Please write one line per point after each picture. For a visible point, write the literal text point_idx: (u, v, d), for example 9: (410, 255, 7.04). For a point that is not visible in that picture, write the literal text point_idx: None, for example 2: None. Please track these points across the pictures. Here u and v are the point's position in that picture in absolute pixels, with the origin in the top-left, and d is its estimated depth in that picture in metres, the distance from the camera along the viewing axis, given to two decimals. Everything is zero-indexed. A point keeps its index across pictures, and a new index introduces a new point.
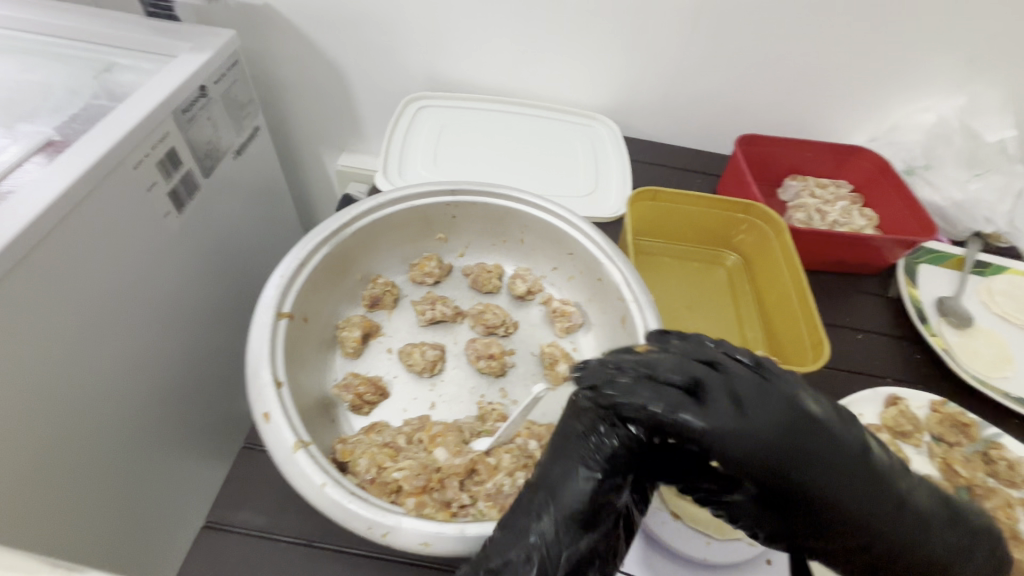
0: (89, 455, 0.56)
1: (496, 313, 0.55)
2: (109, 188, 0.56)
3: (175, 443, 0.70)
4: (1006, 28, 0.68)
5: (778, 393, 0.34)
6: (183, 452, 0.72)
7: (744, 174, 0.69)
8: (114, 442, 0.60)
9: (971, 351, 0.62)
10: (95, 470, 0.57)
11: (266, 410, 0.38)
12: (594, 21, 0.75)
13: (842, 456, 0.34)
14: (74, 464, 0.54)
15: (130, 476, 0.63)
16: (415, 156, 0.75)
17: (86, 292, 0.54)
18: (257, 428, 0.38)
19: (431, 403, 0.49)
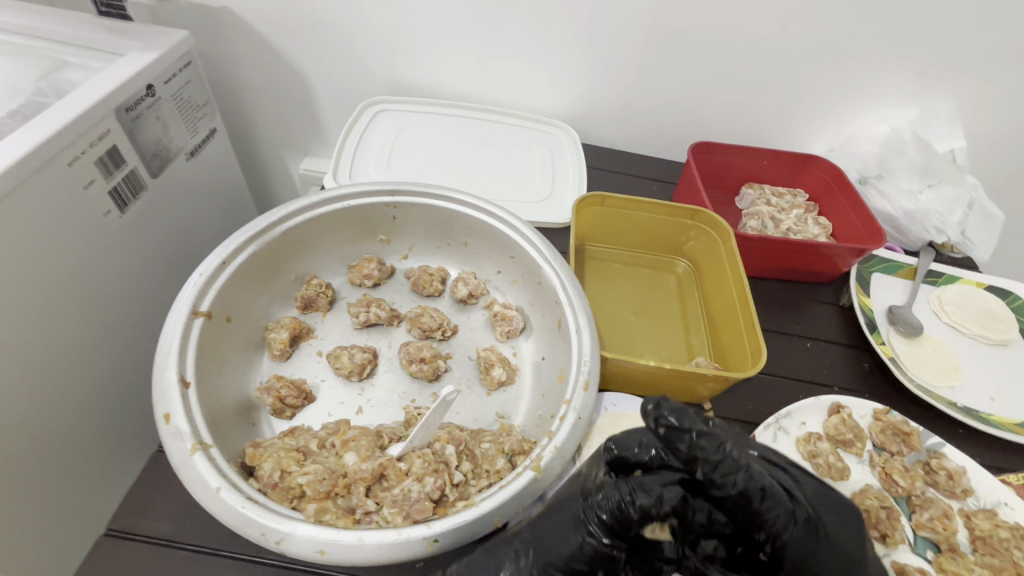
0: (13, 459, 0.54)
1: (434, 317, 0.53)
2: (40, 185, 0.54)
3: (111, 451, 0.68)
4: (953, 41, 0.69)
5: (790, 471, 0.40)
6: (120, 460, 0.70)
7: (696, 182, 0.69)
8: (40, 447, 0.57)
9: (919, 360, 0.61)
10: (16, 476, 0.55)
11: (167, 411, 0.37)
12: (550, 28, 0.76)
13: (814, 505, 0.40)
14: None
15: (61, 483, 0.61)
16: (369, 158, 0.74)
17: (10, 290, 0.52)
18: (155, 429, 0.36)
19: (358, 407, 0.47)
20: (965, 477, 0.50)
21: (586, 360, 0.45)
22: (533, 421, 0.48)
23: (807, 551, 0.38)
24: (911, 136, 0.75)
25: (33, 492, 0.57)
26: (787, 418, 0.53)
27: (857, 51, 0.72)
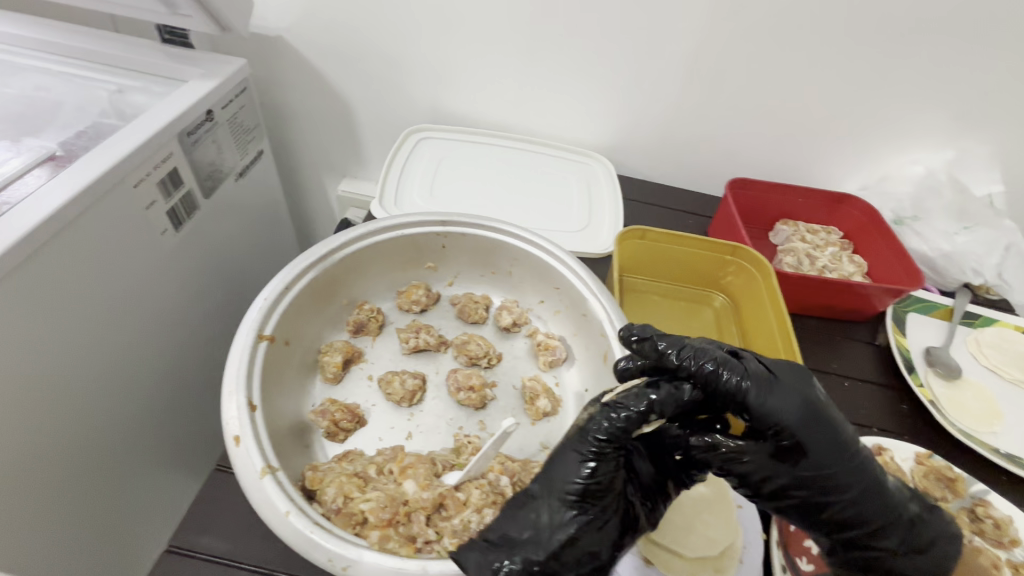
0: (63, 468, 0.56)
1: (480, 345, 0.54)
2: (108, 205, 0.57)
3: (150, 461, 0.69)
4: (993, 86, 0.70)
5: (789, 383, 0.38)
6: (157, 471, 0.71)
7: (734, 220, 0.71)
8: (88, 456, 0.59)
9: (959, 403, 0.61)
10: (66, 484, 0.57)
11: (237, 433, 0.38)
12: (593, 64, 0.78)
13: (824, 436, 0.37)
14: (42, 478, 0.53)
15: (107, 492, 0.63)
16: (412, 186, 0.77)
17: (74, 305, 0.54)
18: (226, 451, 0.38)
19: (407, 433, 0.48)
20: (1013, 527, 0.49)
21: None
22: None
23: (818, 433, 0.36)
24: (947, 178, 0.76)
25: (82, 500, 0.59)
26: None
27: (895, 94, 0.73)
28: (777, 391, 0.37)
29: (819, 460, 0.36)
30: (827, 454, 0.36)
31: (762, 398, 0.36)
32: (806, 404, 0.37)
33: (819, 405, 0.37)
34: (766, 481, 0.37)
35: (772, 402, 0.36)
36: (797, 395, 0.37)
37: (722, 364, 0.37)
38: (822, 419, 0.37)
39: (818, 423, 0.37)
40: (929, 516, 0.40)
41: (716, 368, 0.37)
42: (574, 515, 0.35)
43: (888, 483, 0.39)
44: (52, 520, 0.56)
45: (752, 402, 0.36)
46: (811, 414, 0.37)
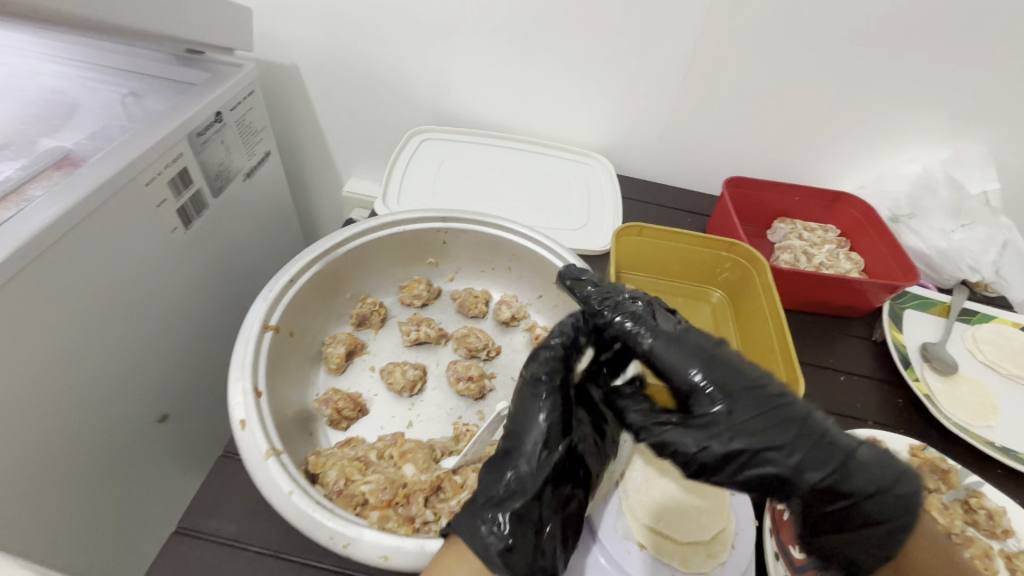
0: (74, 457, 0.58)
1: (480, 337, 0.56)
2: (120, 203, 0.59)
3: (158, 453, 0.71)
4: (987, 86, 0.71)
5: (693, 337, 0.40)
6: (165, 462, 0.73)
7: (730, 217, 0.72)
8: (98, 446, 0.61)
9: (955, 398, 0.61)
10: (76, 472, 0.58)
11: (243, 418, 0.40)
12: (591, 66, 0.80)
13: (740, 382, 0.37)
14: (55, 467, 0.55)
15: (117, 482, 0.64)
16: (415, 185, 0.78)
17: (86, 299, 0.56)
18: (232, 434, 0.39)
19: (409, 421, 0.50)
20: (1007, 517, 0.50)
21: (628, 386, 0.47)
22: None
23: (727, 378, 0.37)
24: (943, 176, 0.77)
25: (93, 489, 0.61)
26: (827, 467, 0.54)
27: (892, 93, 0.74)
28: (675, 335, 0.40)
29: (730, 401, 0.36)
30: (739, 400, 0.36)
31: (666, 349, 0.39)
32: (709, 353, 0.38)
33: (722, 354, 0.38)
34: (698, 451, 0.36)
35: (675, 352, 0.39)
36: (703, 346, 0.39)
37: (631, 314, 0.42)
38: (728, 365, 0.38)
39: (733, 368, 0.37)
40: (886, 475, 0.35)
41: (622, 317, 0.43)
42: (549, 462, 0.39)
43: (833, 432, 0.35)
44: (63, 507, 0.57)
45: (649, 343, 0.40)
46: (712, 358, 0.38)
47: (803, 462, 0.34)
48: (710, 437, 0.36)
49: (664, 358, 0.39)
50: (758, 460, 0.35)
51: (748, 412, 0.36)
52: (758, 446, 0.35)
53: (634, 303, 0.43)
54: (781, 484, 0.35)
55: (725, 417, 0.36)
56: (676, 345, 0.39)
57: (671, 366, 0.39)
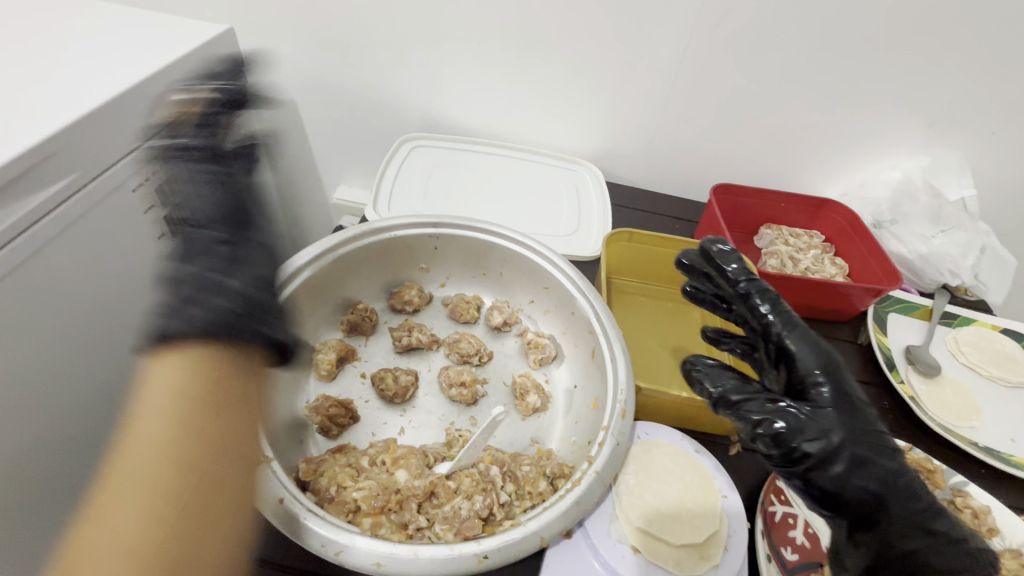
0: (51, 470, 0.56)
1: (471, 342, 0.56)
2: (106, 209, 0.58)
3: None
4: (961, 96, 0.73)
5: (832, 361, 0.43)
6: None
7: (718, 223, 0.73)
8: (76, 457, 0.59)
9: (938, 399, 0.63)
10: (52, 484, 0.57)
11: None
12: (579, 75, 0.81)
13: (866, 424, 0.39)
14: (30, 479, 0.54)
15: None
16: (405, 192, 0.79)
17: (67, 308, 0.55)
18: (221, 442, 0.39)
19: (401, 428, 0.49)
20: (991, 516, 0.51)
21: (621, 389, 0.46)
22: (568, 447, 0.49)
23: (861, 415, 0.39)
24: (921, 182, 0.78)
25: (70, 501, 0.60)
26: None
27: (872, 102, 0.76)
28: (808, 337, 0.44)
29: (844, 409, 0.39)
30: (848, 411, 0.39)
31: (812, 359, 0.42)
32: (832, 361, 0.42)
33: (840, 367, 0.42)
34: (807, 441, 0.37)
35: (818, 361, 0.42)
36: (830, 356, 0.43)
37: (770, 303, 0.46)
38: (863, 407, 0.40)
39: (863, 406, 0.40)
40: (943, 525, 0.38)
41: (764, 303, 0.46)
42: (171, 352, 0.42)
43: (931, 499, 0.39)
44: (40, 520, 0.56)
45: (787, 336, 0.44)
46: (837, 370, 0.42)
47: (884, 484, 0.37)
48: (828, 433, 0.37)
49: (816, 364, 0.42)
50: (849, 467, 0.37)
51: (857, 424, 0.39)
52: (857, 456, 0.37)
53: (772, 297, 0.47)
54: (863, 499, 0.37)
55: (842, 437, 0.38)
56: (822, 358, 0.42)
57: (815, 374, 0.41)
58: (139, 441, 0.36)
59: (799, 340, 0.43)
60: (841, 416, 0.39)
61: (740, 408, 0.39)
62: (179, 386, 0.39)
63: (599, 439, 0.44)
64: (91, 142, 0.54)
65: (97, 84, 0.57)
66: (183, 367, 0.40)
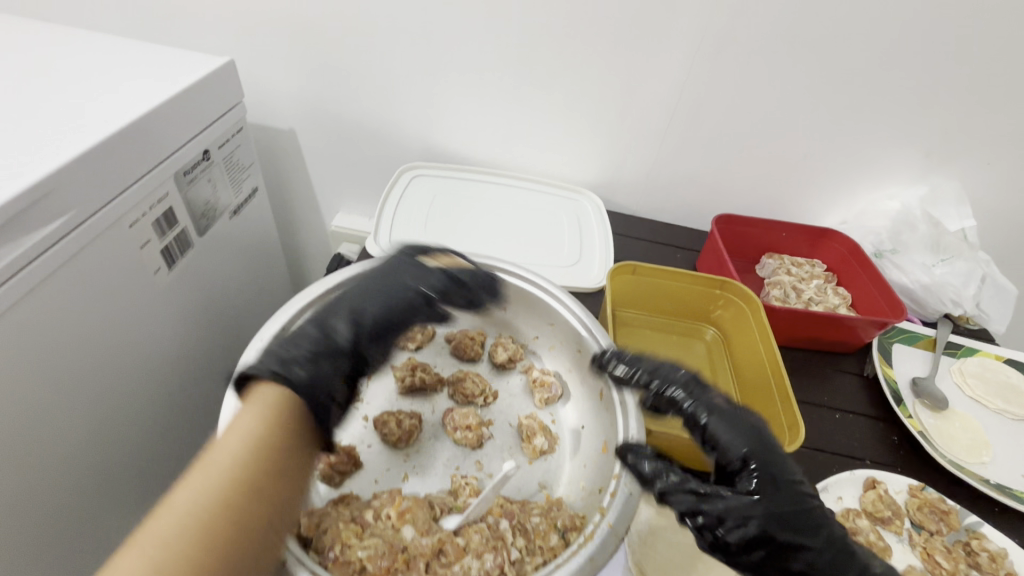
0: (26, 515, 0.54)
1: (476, 382, 0.54)
2: (101, 246, 0.57)
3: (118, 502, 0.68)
4: (956, 127, 0.74)
5: (752, 432, 0.43)
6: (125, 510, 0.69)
7: (721, 253, 0.73)
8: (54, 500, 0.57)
9: (948, 434, 0.62)
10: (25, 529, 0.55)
11: None
12: (579, 104, 0.81)
13: (789, 503, 0.40)
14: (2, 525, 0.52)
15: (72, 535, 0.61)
16: (406, 222, 0.78)
17: (56, 348, 0.54)
18: None
19: (404, 474, 0.48)
20: (1008, 559, 0.50)
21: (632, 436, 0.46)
22: (578, 492, 0.48)
23: (784, 491, 0.40)
24: (920, 212, 0.79)
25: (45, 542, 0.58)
26: (823, 492, 0.54)
27: (869, 133, 0.77)
28: (729, 413, 0.43)
29: (758, 487, 0.40)
30: (766, 487, 0.40)
31: (736, 442, 0.42)
32: (755, 434, 0.43)
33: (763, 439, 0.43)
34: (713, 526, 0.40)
35: (747, 443, 0.42)
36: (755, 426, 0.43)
37: (683, 387, 0.45)
38: (785, 481, 0.41)
39: (787, 477, 0.41)
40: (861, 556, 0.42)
41: (673, 388, 0.45)
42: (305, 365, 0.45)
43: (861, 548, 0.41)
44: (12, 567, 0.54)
45: (707, 421, 0.43)
46: (762, 443, 0.42)
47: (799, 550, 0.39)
48: (747, 521, 0.39)
49: (742, 448, 0.42)
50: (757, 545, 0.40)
51: (774, 500, 0.40)
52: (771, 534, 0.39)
53: (693, 384, 0.45)
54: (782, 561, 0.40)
55: (757, 522, 0.39)
56: (748, 435, 0.42)
57: (736, 454, 0.42)
58: (215, 472, 0.37)
59: (721, 423, 0.43)
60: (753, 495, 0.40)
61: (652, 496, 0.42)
62: (272, 441, 0.40)
63: (610, 488, 0.43)
64: (89, 179, 0.53)
65: (97, 120, 0.56)
66: (277, 408, 0.41)
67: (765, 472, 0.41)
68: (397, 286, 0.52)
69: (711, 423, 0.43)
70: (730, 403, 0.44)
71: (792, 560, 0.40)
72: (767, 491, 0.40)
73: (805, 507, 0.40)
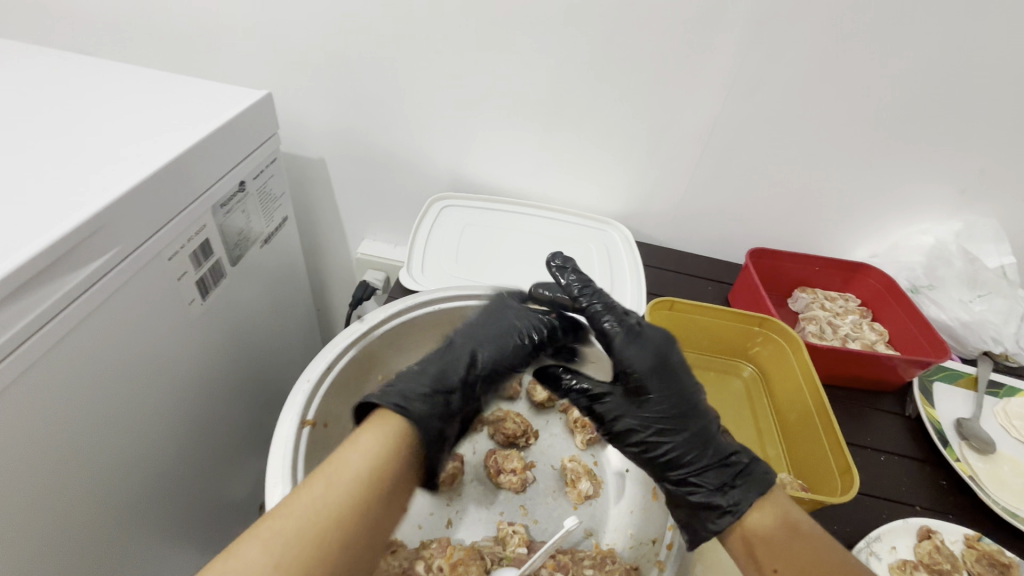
0: (56, 552, 0.53)
1: (517, 422, 0.55)
2: (142, 280, 0.57)
3: (148, 536, 0.67)
4: (992, 163, 0.74)
5: (653, 349, 0.47)
6: (156, 545, 0.68)
7: (756, 288, 0.72)
8: (86, 537, 0.56)
9: (997, 478, 0.60)
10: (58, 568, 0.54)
11: None
12: (609, 139, 0.82)
13: (668, 406, 0.47)
14: (35, 562, 0.51)
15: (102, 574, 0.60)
16: (438, 254, 0.78)
17: (94, 384, 0.53)
18: None
19: (448, 519, 0.50)
20: None
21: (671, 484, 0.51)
22: (625, 541, 0.50)
23: (659, 394, 0.47)
24: (956, 248, 0.79)
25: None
26: (877, 541, 0.52)
27: (902, 168, 0.77)
28: (643, 334, 0.47)
29: (654, 396, 0.47)
30: (664, 400, 0.47)
31: (627, 358, 0.46)
32: (664, 354, 0.47)
33: (672, 360, 0.47)
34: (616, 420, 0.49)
35: (635, 358, 0.46)
36: (652, 346, 0.47)
37: (609, 310, 0.49)
38: (669, 379, 0.47)
39: (668, 385, 0.47)
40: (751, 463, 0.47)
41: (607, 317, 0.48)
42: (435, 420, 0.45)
43: (716, 438, 0.48)
44: None
45: (611, 335, 0.47)
46: (661, 362, 0.47)
47: (686, 454, 0.47)
48: (623, 418, 0.48)
49: (625, 363, 0.46)
50: (656, 446, 0.48)
51: (662, 406, 0.47)
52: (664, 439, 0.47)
53: (607, 307, 0.49)
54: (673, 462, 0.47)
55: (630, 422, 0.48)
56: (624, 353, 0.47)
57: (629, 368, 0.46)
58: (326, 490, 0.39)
59: (624, 343, 0.47)
60: (651, 403, 0.47)
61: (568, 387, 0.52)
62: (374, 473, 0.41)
63: (667, 541, 0.48)
64: (132, 215, 0.53)
65: (143, 156, 0.56)
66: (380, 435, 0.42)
67: (645, 384, 0.47)
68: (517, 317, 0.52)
69: (615, 339, 0.47)
70: (635, 322, 0.48)
71: (666, 451, 0.47)
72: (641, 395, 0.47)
73: (676, 406, 0.47)
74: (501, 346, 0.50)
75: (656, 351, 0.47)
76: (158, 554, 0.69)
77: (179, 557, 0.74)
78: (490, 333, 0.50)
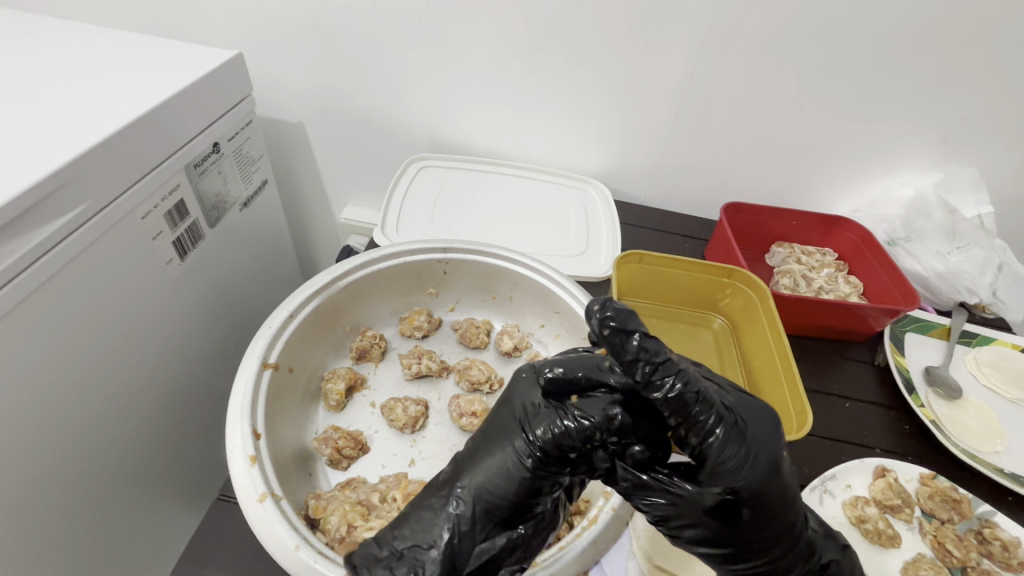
0: (53, 496, 0.56)
1: (482, 369, 0.57)
2: (114, 238, 0.58)
3: (141, 487, 0.70)
4: (976, 111, 0.73)
5: (760, 459, 0.37)
6: (150, 495, 0.72)
7: (729, 241, 0.72)
8: (81, 483, 0.59)
9: (961, 423, 0.61)
10: (58, 512, 0.57)
11: (252, 454, 0.42)
12: (585, 94, 0.81)
13: (768, 523, 0.38)
14: (33, 507, 0.54)
15: (98, 520, 0.63)
16: (413, 213, 0.79)
17: (71, 339, 0.55)
18: (240, 469, 0.41)
19: (411, 459, 0.51)
20: (1022, 549, 0.50)
21: None
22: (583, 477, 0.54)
23: (761, 505, 0.37)
24: (936, 200, 0.77)
25: (75, 525, 0.60)
26: (832, 480, 0.54)
27: (883, 118, 0.76)
28: (749, 439, 0.37)
29: (756, 515, 0.37)
30: (767, 516, 0.37)
31: (732, 475, 0.36)
32: (776, 465, 0.37)
33: (781, 473, 0.37)
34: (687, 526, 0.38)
35: (744, 476, 0.36)
36: (764, 453, 0.37)
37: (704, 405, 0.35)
38: (779, 488, 0.37)
39: (771, 502, 0.37)
40: (842, 557, 0.43)
41: (712, 418, 0.35)
42: None
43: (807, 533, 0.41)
44: (37, 551, 0.56)
45: (712, 444, 0.36)
46: (772, 478, 0.37)
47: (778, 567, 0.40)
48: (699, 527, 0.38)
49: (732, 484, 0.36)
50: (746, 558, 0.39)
51: (762, 522, 0.38)
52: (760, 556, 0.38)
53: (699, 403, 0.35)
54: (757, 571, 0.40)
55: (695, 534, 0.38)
56: (720, 460, 0.36)
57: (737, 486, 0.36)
58: None
59: (730, 452, 0.36)
60: (751, 523, 0.37)
61: (615, 475, 0.39)
62: None
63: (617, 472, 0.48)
64: (99, 172, 0.54)
65: (106, 114, 0.56)
66: None
67: (749, 502, 0.37)
68: (504, 433, 0.39)
69: (713, 442, 0.36)
70: (727, 423, 0.36)
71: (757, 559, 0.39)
72: (736, 517, 0.37)
73: (779, 521, 0.38)
74: (490, 469, 0.38)
75: (766, 474, 0.36)
76: (154, 505, 0.73)
77: (178, 508, 0.78)
78: (492, 456, 0.38)
